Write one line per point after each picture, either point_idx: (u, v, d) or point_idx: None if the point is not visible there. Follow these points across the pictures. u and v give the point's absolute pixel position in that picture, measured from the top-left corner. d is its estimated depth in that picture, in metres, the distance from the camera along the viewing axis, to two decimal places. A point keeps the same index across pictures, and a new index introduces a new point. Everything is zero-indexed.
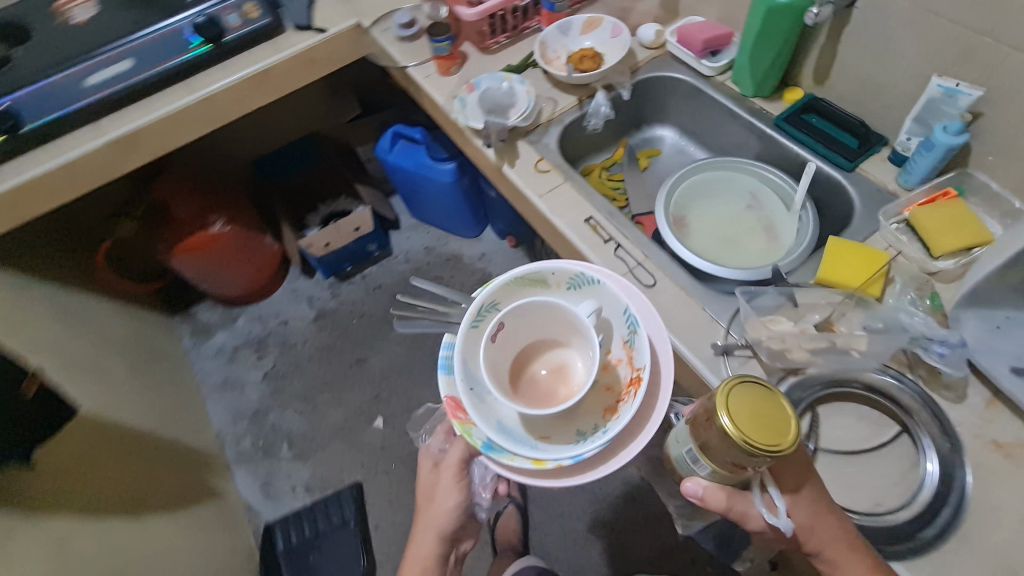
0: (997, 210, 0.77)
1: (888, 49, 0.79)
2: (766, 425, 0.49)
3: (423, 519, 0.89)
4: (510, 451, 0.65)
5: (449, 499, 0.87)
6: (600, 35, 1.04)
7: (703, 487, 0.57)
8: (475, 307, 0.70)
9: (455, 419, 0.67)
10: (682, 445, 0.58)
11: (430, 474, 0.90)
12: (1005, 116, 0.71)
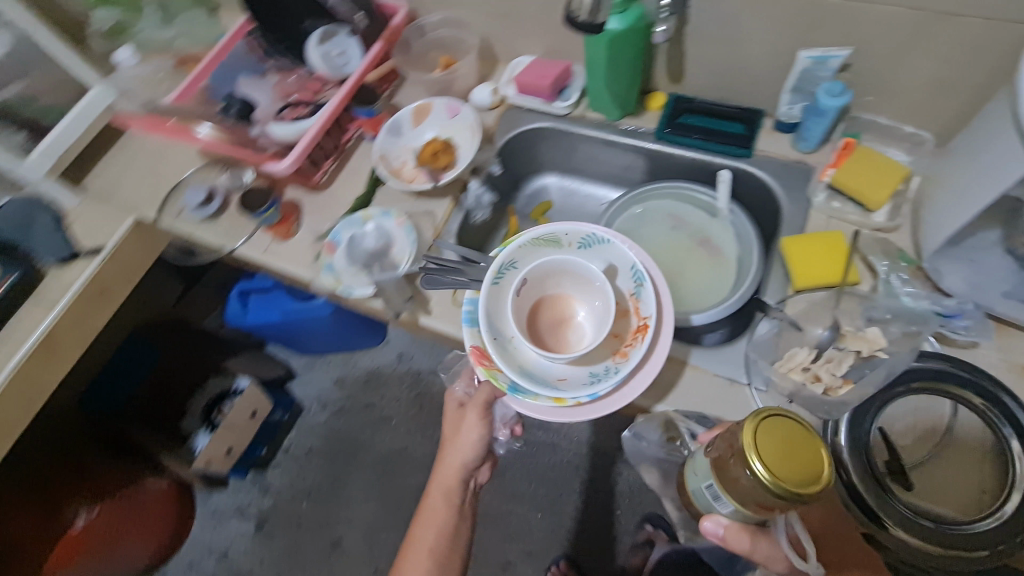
0: (894, 141, 0.77)
1: (736, 35, 0.75)
2: (795, 462, 0.43)
3: (444, 467, 0.77)
4: (533, 391, 0.65)
5: (470, 453, 0.76)
6: (436, 119, 0.91)
7: (724, 527, 0.52)
8: (496, 264, 0.70)
9: (480, 365, 0.67)
10: (701, 480, 0.53)
11: (450, 422, 0.79)
12: (872, 62, 0.70)
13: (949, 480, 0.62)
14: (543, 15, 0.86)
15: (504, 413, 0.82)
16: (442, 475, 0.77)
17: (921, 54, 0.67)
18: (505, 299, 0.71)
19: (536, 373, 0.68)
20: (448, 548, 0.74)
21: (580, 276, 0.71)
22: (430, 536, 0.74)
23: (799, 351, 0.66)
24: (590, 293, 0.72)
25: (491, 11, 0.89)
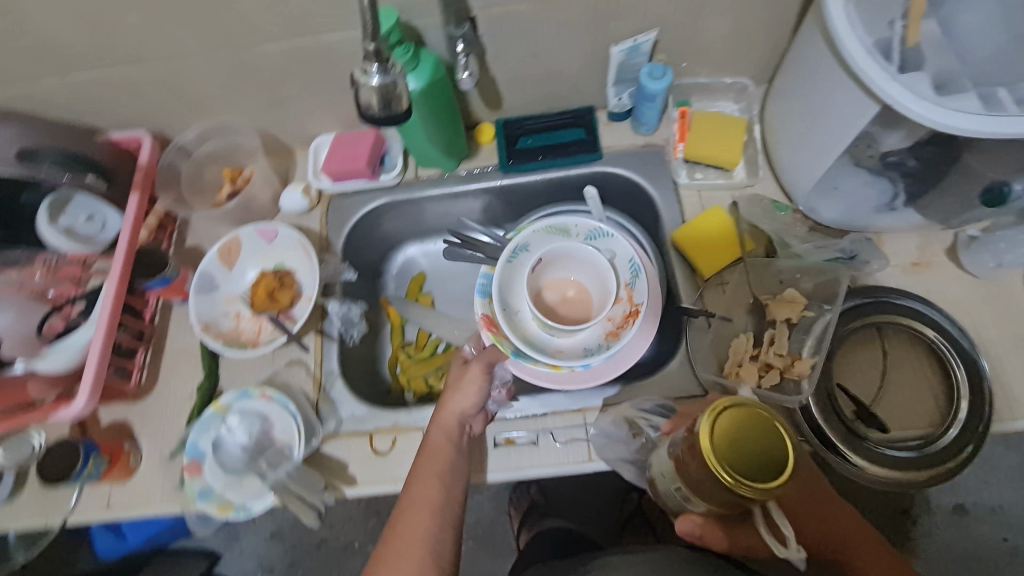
0: (720, 93, 0.77)
1: (535, 47, 0.68)
2: (754, 453, 0.38)
3: (447, 415, 0.62)
4: (533, 356, 0.68)
5: (476, 396, 0.63)
6: (253, 248, 0.75)
7: (698, 527, 0.49)
8: (509, 246, 0.72)
9: (488, 331, 0.70)
10: (669, 483, 0.48)
11: (454, 372, 0.66)
12: (675, 33, 0.68)
13: (908, 399, 0.63)
14: (320, 90, 0.72)
15: (502, 376, 0.70)
16: (438, 424, 0.62)
17: (715, 11, 0.65)
18: (517, 278, 0.73)
19: (537, 344, 0.70)
20: (448, 506, 0.57)
21: (587, 263, 0.72)
22: (429, 499, 0.57)
23: (737, 342, 0.64)
24: (595, 279, 0.72)
25: (256, 104, 0.73)
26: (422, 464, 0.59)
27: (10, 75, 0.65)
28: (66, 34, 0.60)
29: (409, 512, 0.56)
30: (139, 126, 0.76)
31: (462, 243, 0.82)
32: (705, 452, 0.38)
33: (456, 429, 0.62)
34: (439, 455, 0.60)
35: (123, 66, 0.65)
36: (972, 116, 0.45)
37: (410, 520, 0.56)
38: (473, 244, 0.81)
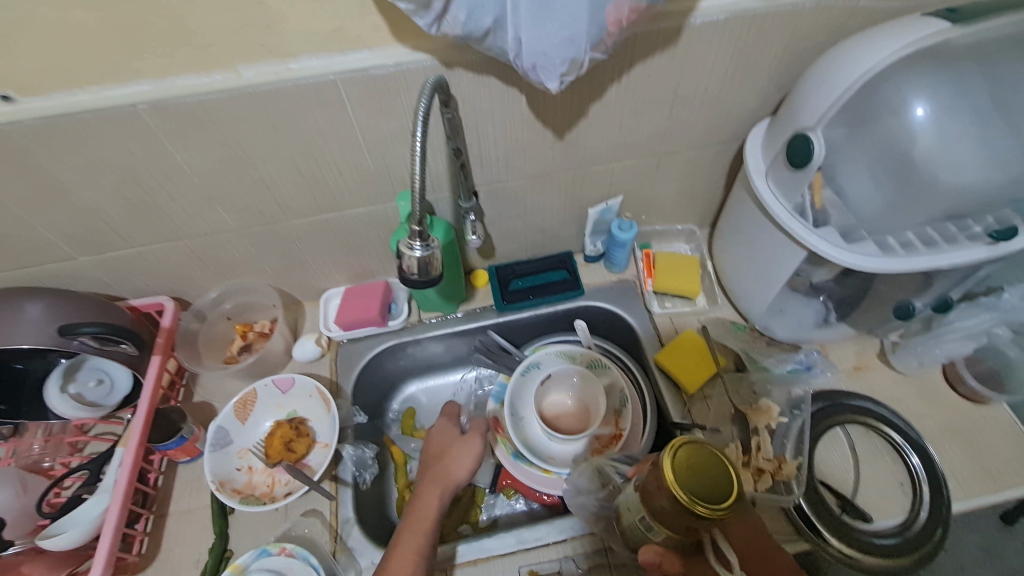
0: (673, 237, 0.93)
1: (525, 209, 0.81)
2: (709, 480, 0.37)
3: (442, 478, 0.68)
4: (529, 459, 0.75)
5: (468, 464, 0.70)
6: (269, 396, 0.79)
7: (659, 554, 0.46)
8: (524, 364, 0.82)
9: (496, 432, 0.78)
10: (634, 513, 0.45)
11: (442, 438, 0.73)
12: (635, 195, 0.84)
13: (880, 486, 0.70)
14: (337, 253, 0.81)
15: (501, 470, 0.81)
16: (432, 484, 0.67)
17: (665, 180, 0.82)
18: (528, 390, 0.82)
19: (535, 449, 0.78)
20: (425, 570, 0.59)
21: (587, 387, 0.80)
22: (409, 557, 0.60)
23: (728, 450, 0.70)
24: (594, 399, 0.80)
25: (277, 266, 0.81)
26: (412, 518, 0.64)
27: (49, 255, 0.70)
28: (120, 223, 0.68)
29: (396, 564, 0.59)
30: (160, 292, 0.81)
31: (488, 353, 0.90)
32: (669, 478, 0.37)
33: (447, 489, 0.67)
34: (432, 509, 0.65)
35: (161, 243, 0.72)
36: (874, 259, 0.59)
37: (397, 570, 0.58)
38: (495, 354, 0.90)
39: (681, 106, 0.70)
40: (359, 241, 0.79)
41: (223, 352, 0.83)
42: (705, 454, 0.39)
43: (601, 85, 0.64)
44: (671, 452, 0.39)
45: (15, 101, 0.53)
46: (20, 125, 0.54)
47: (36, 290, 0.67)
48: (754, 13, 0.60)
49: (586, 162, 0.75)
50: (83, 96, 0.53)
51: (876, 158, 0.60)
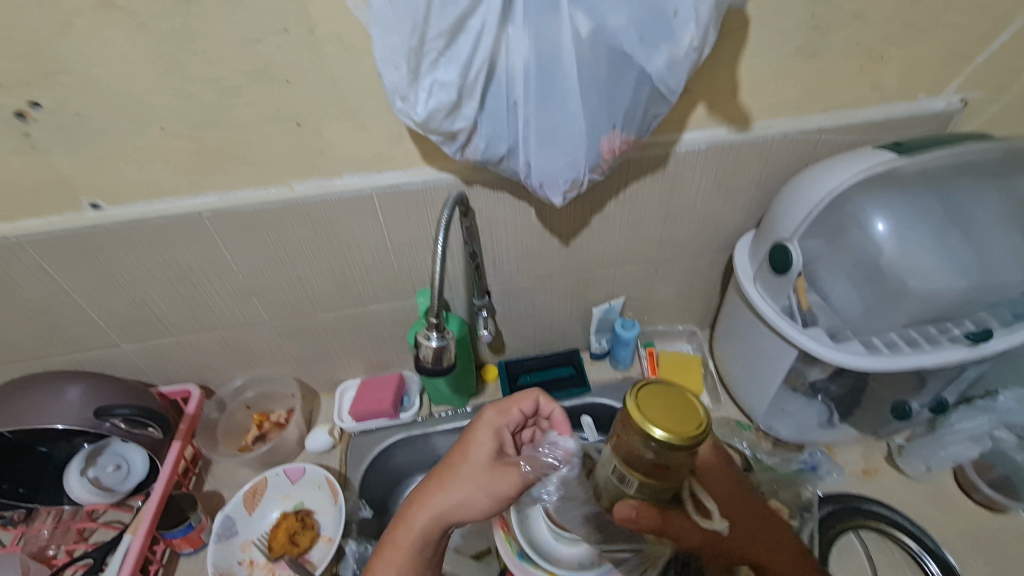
0: (676, 337, 0.97)
1: (534, 308, 0.88)
2: (680, 412, 0.33)
3: (439, 507, 0.54)
4: (535, 561, 0.69)
5: (472, 509, 0.53)
6: (279, 486, 0.80)
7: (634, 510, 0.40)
8: None
9: (500, 530, 0.73)
10: (604, 469, 0.40)
11: (472, 470, 0.56)
12: (637, 297, 0.90)
13: None
14: (357, 346, 0.86)
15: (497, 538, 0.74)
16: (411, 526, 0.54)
17: (665, 284, 0.89)
18: None
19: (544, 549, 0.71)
20: None
21: None
22: None
23: None
24: None
25: (300, 357, 0.86)
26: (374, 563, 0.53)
27: (97, 342, 0.76)
28: (166, 313, 0.75)
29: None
30: (188, 380, 0.85)
31: None
32: (639, 419, 0.33)
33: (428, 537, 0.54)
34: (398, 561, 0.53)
35: (199, 333, 0.79)
36: (860, 358, 0.63)
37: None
38: None
39: (674, 219, 0.78)
40: (379, 334, 0.85)
41: (239, 441, 0.86)
42: (671, 394, 0.34)
43: (602, 200, 0.73)
44: (633, 405, 0.33)
45: (102, 209, 0.62)
46: (102, 228, 0.63)
47: (78, 375, 0.72)
48: (731, 144, 0.70)
49: (589, 266, 0.83)
50: (160, 206, 0.63)
51: (851, 265, 0.65)
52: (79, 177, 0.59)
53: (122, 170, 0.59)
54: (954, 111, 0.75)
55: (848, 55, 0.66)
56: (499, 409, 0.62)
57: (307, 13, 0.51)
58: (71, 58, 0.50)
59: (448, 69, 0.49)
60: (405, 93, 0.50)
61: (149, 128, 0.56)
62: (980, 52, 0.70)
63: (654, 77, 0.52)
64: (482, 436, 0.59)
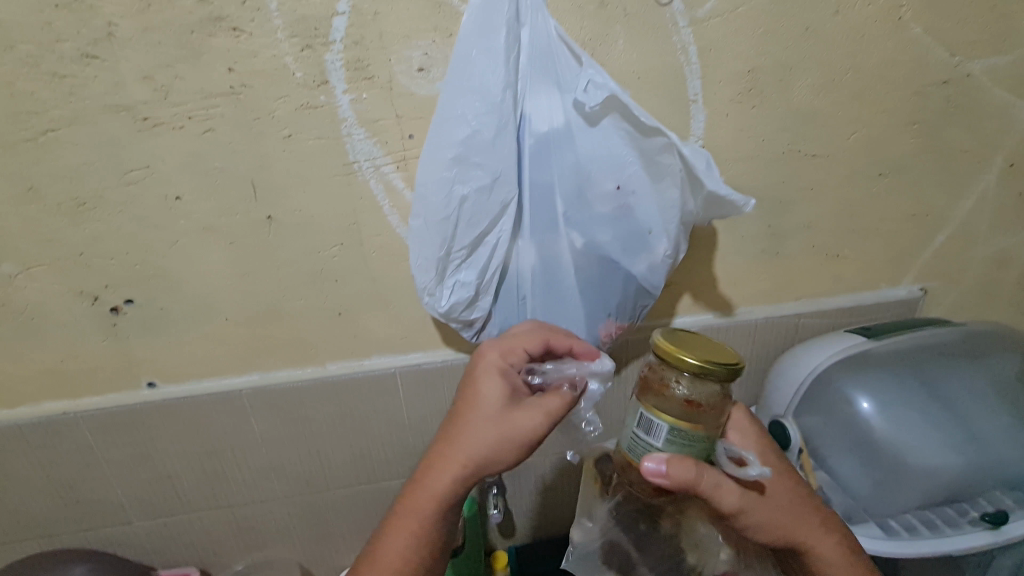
0: None
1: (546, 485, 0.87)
2: (709, 351, 0.46)
3: (450, 463, 0.52)
4: None
5: (496, 463, 0.52)
6: None
7: (666, 459, 0.45)
8: None
9: None
10: (633, 427, 0.48)
11: (476, 426, 0.52)
12: None
13: None
14: (366, 527, 0.85)
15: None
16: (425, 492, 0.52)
17: None
18: None
19: None
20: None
21: None
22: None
23: None
24: None
25: (307, 538, 0.84)
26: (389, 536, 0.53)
27: (113, 518, 0.78)
28: (188, 488, 0.77)
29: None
30: (190, 563, 0.83)
31: None
32: (673, 350, 0.45)
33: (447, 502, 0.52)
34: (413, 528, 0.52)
35: (212, 510, 0.79)
36: (878, 543, 0.62)
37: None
38: None
39: None
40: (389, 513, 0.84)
41: None
42: (701, 344, 0.48)
43: None
44: (663, 345, 0.47)
45: (156, 387, 0.70)
46: (153, 404, 0.70)
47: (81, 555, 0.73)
48: (718, 327, 0.79)
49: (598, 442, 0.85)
50: (207, 384, 0.71)
51: (850, 443, 0.68)
52: (145, 358, 0.68)
53: (183, 353, 0.68)
54: (917, 298, 0.84)
55: (807, 254, 0.78)
56: (502, 349, 0.57)
57: (359, 232, 0.64)
58: (168, 266, 0.63)
59: (468, 272, 0.60)
60: (432, 290, 0.60)
61: (215, 318, 0.67)
62: (924, 250, 0.82)
63: (638, 278, 0.61)
64: (486, 381, 0.55)
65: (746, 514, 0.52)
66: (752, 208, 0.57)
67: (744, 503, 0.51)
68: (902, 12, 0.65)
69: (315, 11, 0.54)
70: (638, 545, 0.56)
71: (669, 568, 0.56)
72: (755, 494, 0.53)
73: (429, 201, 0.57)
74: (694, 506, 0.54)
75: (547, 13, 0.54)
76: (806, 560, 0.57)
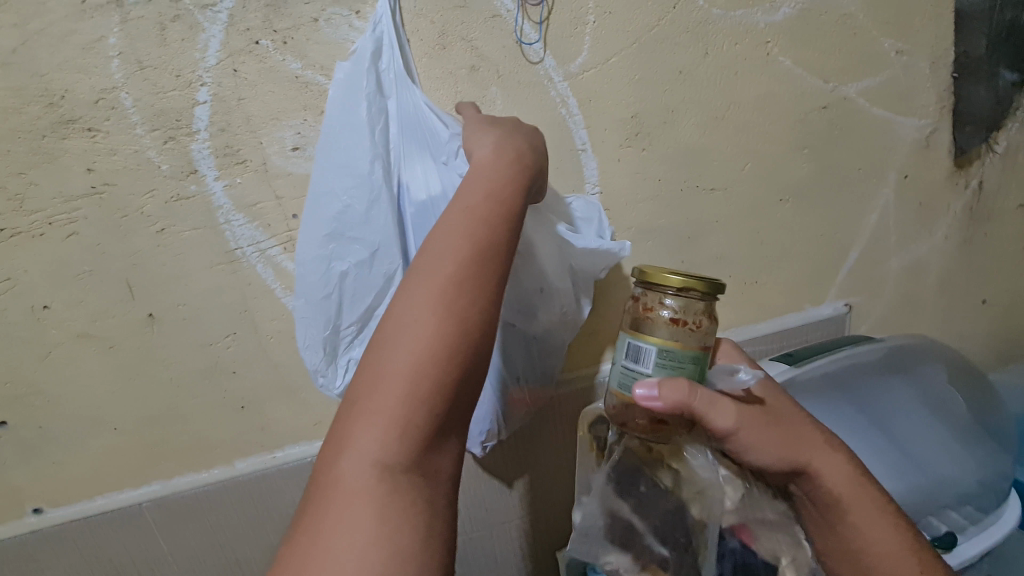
0: None
1: (500, 562, 0.80)
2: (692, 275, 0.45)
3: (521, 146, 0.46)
4: None
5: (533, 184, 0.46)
6: None
7: (656, 387, 0.42)
8: None
9: None
10: (619, 365, 0.45)
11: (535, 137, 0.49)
12: None
13: None
14: None
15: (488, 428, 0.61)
16: (490, 196, 0.40)
17: None
18: None
19: None
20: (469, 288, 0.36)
21: None
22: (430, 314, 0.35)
23: None
24: None
25: None
26: (439, 242, 0.38)
27: None
28: None
29: (403, 319, 0.35)
30: None
31: None
32: (658, 273, 0.44)
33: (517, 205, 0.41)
34: (481, 232, 0.38)
35: None
36: None
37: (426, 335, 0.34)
38: None
39: None
40: None
41: None
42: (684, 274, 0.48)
43: (544, 435, 0.74)
44: (644, 270, 0.45)
45: (43, 513, 0.63)
46: (39, 534, 0.63)
47: None
48: None
49: (548, 505, 0.79)
50: (100, 502, 0.64)
51: None
52: (28, 483, 0.62)
53: (72, 469, 0.63)
54: (843, 314, 0.85)
55: (726, 285, 0.78)
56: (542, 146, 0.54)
57: (253, 318, 0.61)
58: (45, 379, 0.59)
59: (359, 349, 0.56)
60: (324, 372, 0.57)
61: (103, 428, 0.62)
62: (841, 268, 0.82)
63: (539, 336, 0.61)
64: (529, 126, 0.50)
65: (744, 435, 0.47)
66: (629, 251, 0.58)
67: (738, 419, 0.46)
68: (769, 48, 0.68)
69: (173, 103, 0.53)
70: (641, 507, 0.55)
71: (676, 526, 0.54)
72: (753, 413, 0.48)
73: (308, 279, 0.54)
74: (688, 442, 0.51)
75: (411, 84, 0.54)
76: (819, 491, 0.49)
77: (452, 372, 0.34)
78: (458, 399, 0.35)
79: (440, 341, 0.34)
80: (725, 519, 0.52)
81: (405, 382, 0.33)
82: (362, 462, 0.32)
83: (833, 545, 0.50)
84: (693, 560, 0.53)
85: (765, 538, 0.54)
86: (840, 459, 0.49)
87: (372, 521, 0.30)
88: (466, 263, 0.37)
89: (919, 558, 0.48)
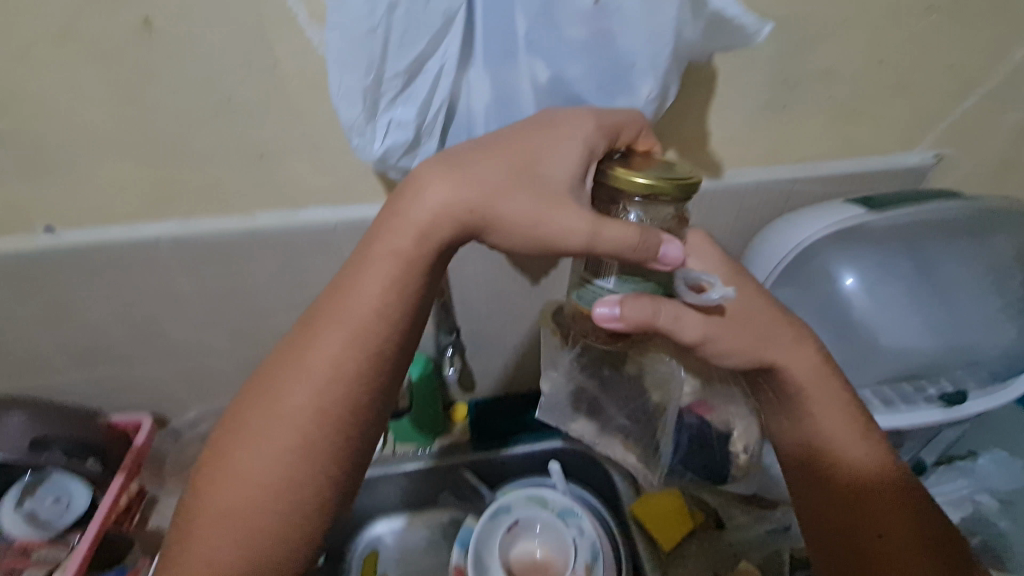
0: None
1: (508, 350, 0.83)
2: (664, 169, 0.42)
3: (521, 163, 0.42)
4: None
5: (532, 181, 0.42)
6: None
7: (618, 305, 0.43)
8: (491, 510, 0.71)
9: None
10: (585, 277, 0.45)
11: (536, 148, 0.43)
12: None
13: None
14: None
15: None
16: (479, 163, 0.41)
17: None
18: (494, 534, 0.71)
19: None
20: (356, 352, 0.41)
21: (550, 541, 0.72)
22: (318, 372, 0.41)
23: None
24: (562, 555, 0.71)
25: None
26: (346, 295, 0.42)
27: (45, 370, 0.73)
28: (120, 345, 0.72)
29: (291, 376, 0.41)
30: (142, 410, 0.81)
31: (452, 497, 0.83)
32: (625, 175, 0.41)
33: (423, 271, 0.42)
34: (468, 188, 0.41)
35: (152, 362, 0.75)
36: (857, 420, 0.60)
37: (271, 428, 0.40)
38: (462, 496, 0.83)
39: None
40: None
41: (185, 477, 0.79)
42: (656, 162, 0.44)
43: None
44: (611, 171, 0.43)
45: (57, 234, 0.61)
46: (55, 253, 0.62)
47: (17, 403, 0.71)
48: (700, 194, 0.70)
49: None
50: (115, 232, 0.62)
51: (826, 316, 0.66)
52: (38, 201, 0.59)
53: (80, 194, 0.59)
54: (928, 166, 0.75)
55: (819, 110, 0.66)
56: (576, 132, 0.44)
57: (271, 50, 0.51)
58: (31, 85, 0.50)
59: (404, 107, 0.49)
60: (361, 130, 0.49)
61: (108, 154, 0.56)
62: (952, 112, 0.71)
63: None
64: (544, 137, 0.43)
65: (708, 342, 0.49)
66: (765, 38, 0.49)
67: (704, 330, 0.48)
68: None
69: None
70: (604, 387, 0.60)
71: (638, 404, 0.62)
72: (716, 321, 0.49)
73: (346, 5, 0.42)
74: (654, 344, 0.56)
75: None
76: (782, 384, 0.53)
77: (323, 429, 0.41)
78: (334, 450, 0.41)
79: (318, 404, 0.41)
80: (683, 401, 0.59)
81: (278, 441, 0.40)
82: (233, 495, 0.39)
83: (788, 430, 0.55)
84: (652, 433, 0.63)
85: (720, 409, 0.60)
86: (807, 353, 0.53)
87: (233, 545, 0.38)
88: (358, 328, 0.42)
89: (871, 441, 0.52)
